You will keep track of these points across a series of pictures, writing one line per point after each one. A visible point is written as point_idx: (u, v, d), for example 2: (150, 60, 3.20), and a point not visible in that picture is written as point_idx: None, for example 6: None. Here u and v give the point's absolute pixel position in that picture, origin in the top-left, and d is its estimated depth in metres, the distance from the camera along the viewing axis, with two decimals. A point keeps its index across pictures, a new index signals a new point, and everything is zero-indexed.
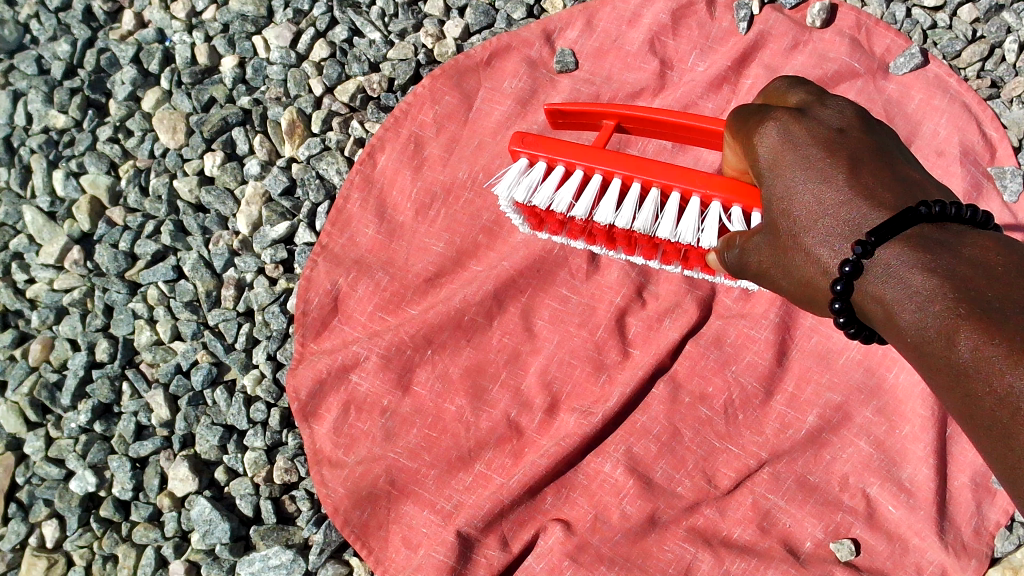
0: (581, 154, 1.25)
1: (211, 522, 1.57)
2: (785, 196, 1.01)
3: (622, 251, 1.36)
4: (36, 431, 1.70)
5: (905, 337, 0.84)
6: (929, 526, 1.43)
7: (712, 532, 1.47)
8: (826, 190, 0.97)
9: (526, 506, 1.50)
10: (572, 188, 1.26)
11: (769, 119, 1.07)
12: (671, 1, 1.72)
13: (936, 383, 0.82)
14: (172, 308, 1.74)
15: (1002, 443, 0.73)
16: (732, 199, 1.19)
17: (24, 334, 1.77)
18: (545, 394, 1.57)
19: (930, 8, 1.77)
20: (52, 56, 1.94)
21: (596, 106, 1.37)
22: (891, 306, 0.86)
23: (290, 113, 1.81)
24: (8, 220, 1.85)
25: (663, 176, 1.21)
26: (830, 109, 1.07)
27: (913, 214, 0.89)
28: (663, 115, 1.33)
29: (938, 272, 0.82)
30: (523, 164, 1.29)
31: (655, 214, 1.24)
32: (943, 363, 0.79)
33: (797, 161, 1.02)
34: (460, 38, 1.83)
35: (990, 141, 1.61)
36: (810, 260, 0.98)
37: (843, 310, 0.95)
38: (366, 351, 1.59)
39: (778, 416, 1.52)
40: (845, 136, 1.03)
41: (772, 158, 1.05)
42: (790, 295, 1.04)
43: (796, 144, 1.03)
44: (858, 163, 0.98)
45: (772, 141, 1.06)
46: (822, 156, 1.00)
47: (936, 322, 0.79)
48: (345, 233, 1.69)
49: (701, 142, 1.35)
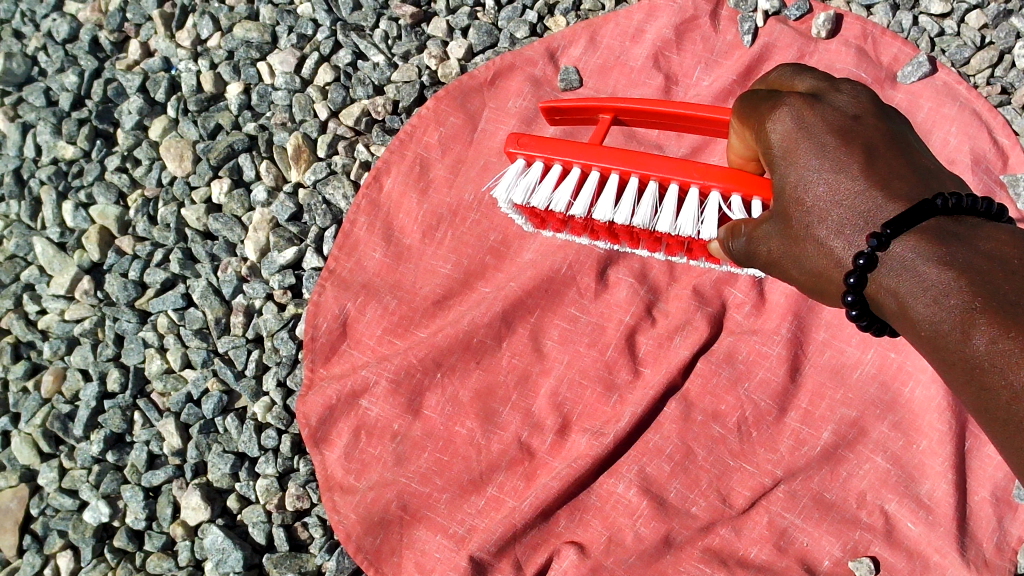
0: (577, 152, 1.24)
1: (224, 551, 1.57)
2: (799, 185, 0.98)
3: (628, 246, 1.34)
4: (49, 462, 1.70)
5: (918, 329, 0.85)
6: (950, 543, 1.40)
7: (728, 552, 1.44)
8: (841, 181, 0.95)
9: (539, 529, 1.49)
10: (570, 186, 1.24)
11: (782, 104, 1.02)
12: (674, 17, 1.72)
13: (947, 375, 0.83)
14: (182, 337, 1.74)
15: (1016, 434, 0.76)
16: (731, 188, 1.16)
17: (36, 365, 1.78)
18: (557, 414, 1.56)
19: (937, 15, 1.75)
20: (60, 88, 1.96)
21: (593, 101, 1.36)
22: (905, 299, 0.86)
23: (296, 139, 1.81)
24: (19, 252, 1.86)
25: (659, 170, 1.19)
26: (845, 95, 1.02)
27: (928, 208, 0.87)
28: (661, 107, 1.32)
29: (954, 265, 0.83)
30: (521, 164, 1.29)
31: (654, 208, 1.22)
32: (958, 356, 0.81)
33: (812, 150, 0.98)
34: (463, 58, 1.84)
35: (1002, 149, 1.58)
36: (823, 252, 0.96)
37: (855, 304, 0.93)
38: (375, 376, 1.59)
39: (793, 433, 1.50)
40: (860, 124, 0.99)
41: (785, 145, 1.00)
42: (799, 284, 1.01)
43: (810, 131, 0.99)
44: (873, 152, 0.95)
45: (785, 127, 1.01)
46: (838, 145, 0.97)
47: (952, 315, 0.81)
48: (353, 256, 1.69)
49: (702, 131, 1.33)
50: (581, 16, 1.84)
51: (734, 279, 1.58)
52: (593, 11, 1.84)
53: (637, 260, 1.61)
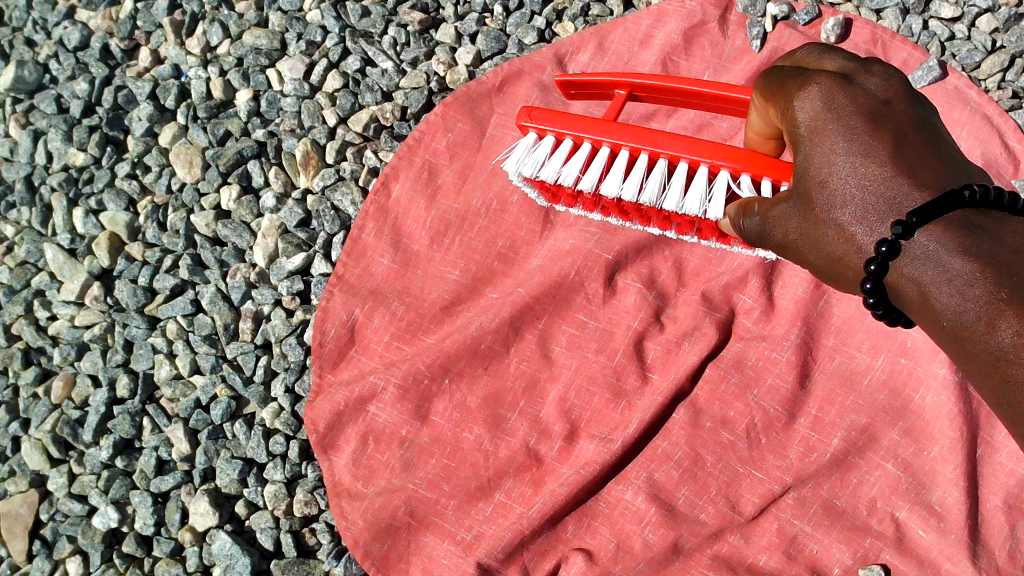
0: (588, 127, 1.23)
1: (233, 557, 1.57)
2: (824, 168, 0.96)
3: (638, 223, 1.34)
4: (58, 467, 1.71)
5: (940, 321, 0.86)
6: (962, 551, 1.38)
7: (737, 560, 1.44)
8: (868, 165, 0.93)
9: (548, 536, 1.48)
10: (579, 161, 1.23)
11: (812, 83, 0.99)
12: (682, 22, 1.71)
13: (967, 364, 0.85)
14: (191, 342, 1.74)
15: None
16: (740, 168, 1.16)
17: (46, 371, 1.79)
18: (565, 421, 1.55)
19: (947, 19, 1.75)
20: (71, 95, 1.97)
21: (607, 76, 1.35)
22: (927, 289, 0.87)
23: (304, 145, 1.82)
24: (30, 259, 1.87)
25: (669, 147, 1.18)
26: (877, 78, 0.99)
27: (955, 199, 0.85)
28: (675, 83, 1.32)
29: (978, 258, 0.83)
30: (532, 138, 1.28)
31: (662, 186, 1.22)
32: (982, 348, 0.82)
33: (840, 132, 0.95)
34: (472, 65, 1.84)
35: (1014, 154, 1.57)
36: (843, 237, 0.95)
37: (874, 292, 0.93)
38: (383, 382, 1.58)
39: (802, 439, 1.49)
40: (891, 109, 0.96)
41: (812, 125, 0.98)
42: (815, 268, 1.01)
43: (839, 113, 0.96)
44: (903, 138, 0.93)
45: (813, 106, 0.98)
46: (867, 129, 0.94)
47: (976, 308, 0.81)
48: (361, 262, 1.69)
49: (716, 108, 1.33)
50: (590, 22, 1.85)
51: (743, 285, 1.57)
52: (601, 17, 1.84)
53: (646, 266, 1.61)
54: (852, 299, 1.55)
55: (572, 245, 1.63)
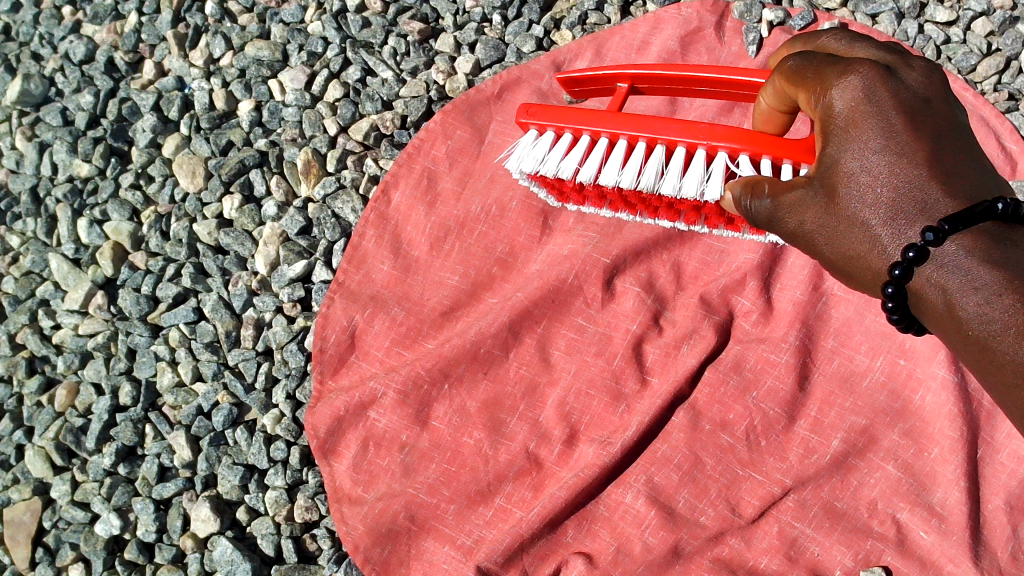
0: (586, 119, 1.24)
1: (233, 563, 1.57)
2: (854, 162, 0.95)
3: (647, 216, 1.35)
4: (62, 475, 1.72)
5: (963, 330, 0.87)
6: (964, 552, 1.37)
7: (738, 562, 1.43)
8: (902, 165, 0.92)
9: (547, 540, 1.47)
10: (579, 153, 1.24)
11: (852, 72, 0.97)
12: (678, 29, 1.73)
13: (987, 375, 0.87)
14: (194, 350, 1.76)
15: None
16: (738, 148, 1.14)
17: (50, 379, 1.80)
18: (564, 424, 1.55)
19: (942, 23, 1.76)
20: (76, 108, 2.00)
21: (608, 70, 1.36)
22: (953, 299, 0.87)
23: (306, 153, 1.84)
24: (34, 269, 1.89)
25: (666, 132, 1.18)
26: (917, 73, 0.98)
27: (988, 211, 0.86)
28: (677, 70, 1.32)
29: (1005, 268, 0.84)
30: (533, 135, 1.29)
31: (660, 170, 1.21)
32: (1008, 360, 0.83)
33: (877, 129, 0.94)
34: (471, 73, 1.87)
35: (1010, 155, 1.57)
36: (866, 236, 0.94)
37: (894, 296, 0.92)
38: (383, 387, 1.59)
39: (802, 441, 1.49)
40: (931, 108, 0.95)
41: (849, 116, 0.96)
42: (828, 262, 0.99)
43: (879, 107, 0.95)
44: (941, 141, 0.93)
45: (852, 96, 0.97)
46: (906, 127, 0.94)
47: (1006, 317, 0.83)
48: (362, 268, 1.70)
49: (722, 94, 1.33)
50: (587, 30, 1.87)
51: (741, 288, 1.58)
52: (598, 25, 1.86)
53: (644, 270, 1.62)
54: (850, 300, 1.55)
55: (571, 250, 1.64)
